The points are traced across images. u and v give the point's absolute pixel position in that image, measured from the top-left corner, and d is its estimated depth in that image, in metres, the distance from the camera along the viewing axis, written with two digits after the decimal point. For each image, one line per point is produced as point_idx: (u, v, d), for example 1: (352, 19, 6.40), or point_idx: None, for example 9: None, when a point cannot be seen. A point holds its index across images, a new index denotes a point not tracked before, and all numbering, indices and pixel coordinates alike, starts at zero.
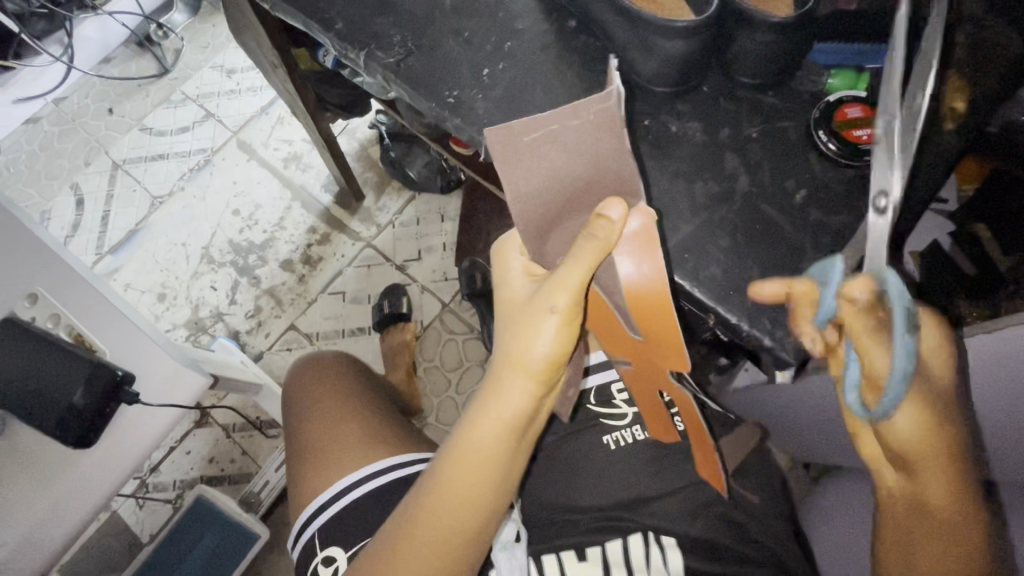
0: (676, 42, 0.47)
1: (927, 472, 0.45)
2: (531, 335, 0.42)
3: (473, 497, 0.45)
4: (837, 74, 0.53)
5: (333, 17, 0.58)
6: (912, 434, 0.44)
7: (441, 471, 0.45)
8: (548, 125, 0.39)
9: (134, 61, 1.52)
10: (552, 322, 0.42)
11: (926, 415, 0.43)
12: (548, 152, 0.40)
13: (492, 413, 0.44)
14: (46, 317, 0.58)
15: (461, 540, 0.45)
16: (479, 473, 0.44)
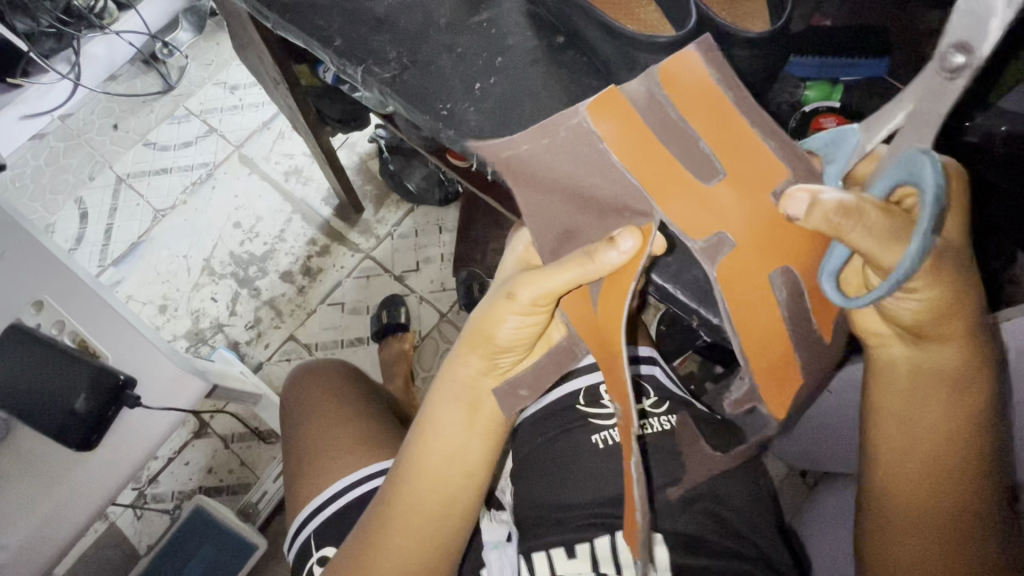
0: (658, 56, 0.49)
1: (932, 356, 0.45)
2: (491, 322, 0.48)
3: (442, 468, 0.52)
4: (812, 86, 0.55)
5: (332, 35, 0.60)
6: (914, 316, 0.42)
7: (422, 440, 0.52)
8: (534, 155, 0.43)
9: (140, 77, 1.56)
10: (514, 314, 0.47)
11: (933, 302, 0.41)
12: (541, 163, 0.43)
13: (456, 394, 0.51)
14: (52, 323, 0.60)
15: (437, 509, 0.52)
16: (444, 447, 0.52)
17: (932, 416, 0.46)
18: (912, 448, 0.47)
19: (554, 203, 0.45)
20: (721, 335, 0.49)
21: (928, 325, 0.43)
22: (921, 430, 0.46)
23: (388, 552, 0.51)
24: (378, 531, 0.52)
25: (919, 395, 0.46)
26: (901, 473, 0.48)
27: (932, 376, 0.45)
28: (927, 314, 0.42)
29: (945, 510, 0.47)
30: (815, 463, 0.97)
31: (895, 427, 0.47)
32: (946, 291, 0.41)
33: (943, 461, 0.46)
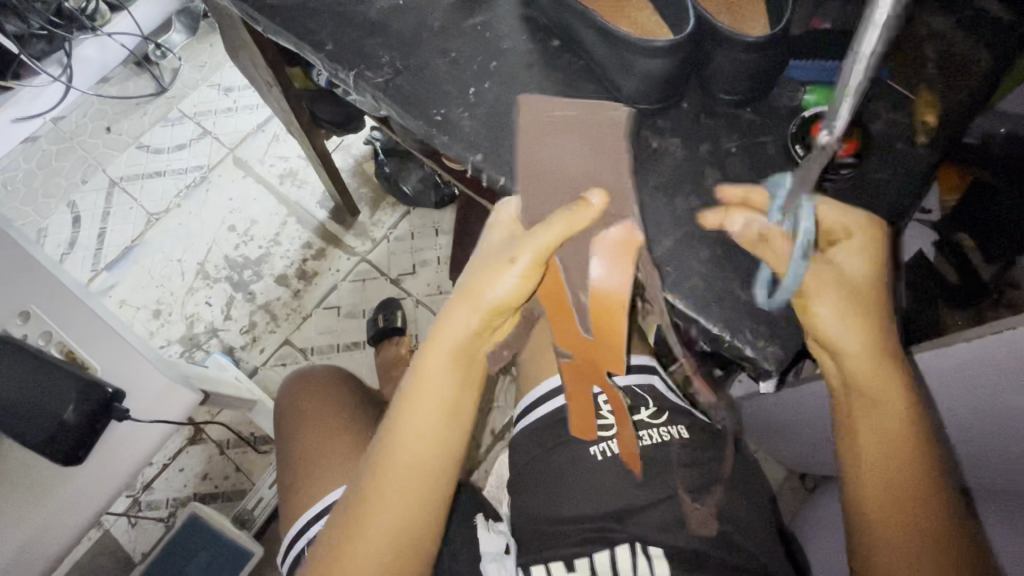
0: (656, 60, 0.48)
1: (870, 374, 0.46)
2: (486, 281, 0.47)
3: (430, 430, 0.49)
4: (812, 90, 0.53)
5: (324, 39, 0.59)
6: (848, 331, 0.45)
7: (407, 411, 0.49)
8: (565, 121, 0.48)
9: (133, 79, 1.55)
10: (512, 273, 0.46)
11: (854, 313, 0.45)
12: (557, 138, 0.48)
13: (448, 347, 0.49)
14: (39, 335, 0.58)
15: (424, 473, 0.49)
16: (433, 405, 0.49)
17: (886, 432, 0.46)
18: (880, 473, 0.47)
19: (553, 174, 0.47)
20: (720, 346, 0.48)
21: (864, 347, 0.45)
22: (884, 454, 0.46)
23: (379, 519, 0.48)
24: (354, 511, 0.49)
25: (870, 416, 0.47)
26: (877, 503, 0.47)
27: (873, 393, 0.46)
28: (857, 336, 0.45)
29: (928, 532, 0.46)
30: (816, 465, 0.96)
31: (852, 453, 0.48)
32: (863, 312, 0.45)
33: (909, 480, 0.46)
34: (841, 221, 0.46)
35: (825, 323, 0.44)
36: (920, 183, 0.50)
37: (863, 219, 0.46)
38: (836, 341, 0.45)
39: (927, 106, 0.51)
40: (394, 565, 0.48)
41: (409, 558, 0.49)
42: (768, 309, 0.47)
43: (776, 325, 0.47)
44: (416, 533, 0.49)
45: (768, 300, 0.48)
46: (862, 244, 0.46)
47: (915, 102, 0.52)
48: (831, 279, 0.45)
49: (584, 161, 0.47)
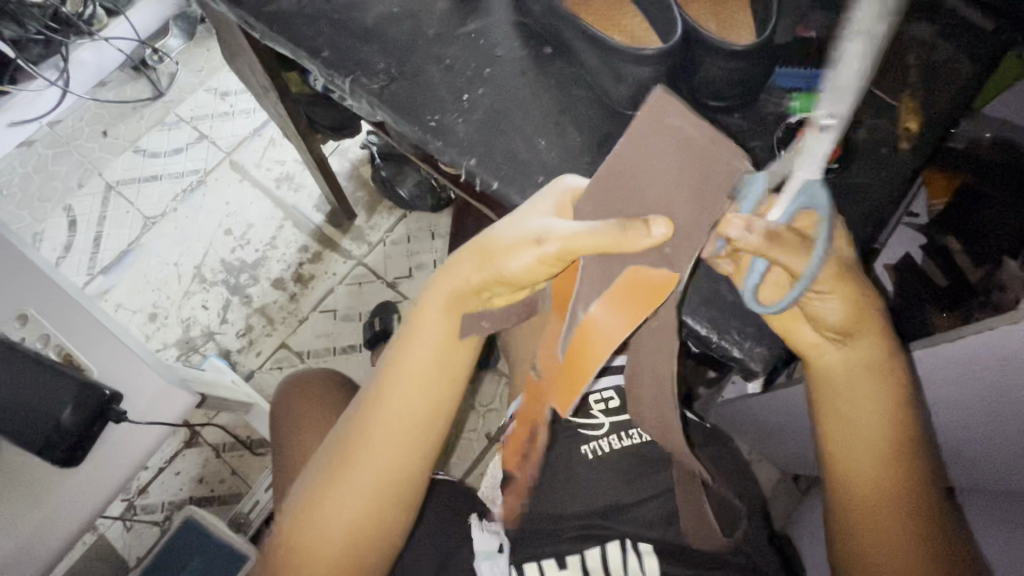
0: (645, 68, 0.49)
1: (856, 347, 0.48)
2: (506, 248, 0.44)
3: (421, 379, 0.50)
4: (797, 97, 0.54)
5: (320, 46, 0.60)
6: (840, 315, 0.46)
7: (404, 353, 0.50)
8: (680, 132, 0.39)
9: (130, 84, 1.57)
10: (532, 252, 0.42)
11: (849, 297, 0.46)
12: (666, 149, 0.39)
13: (444, 298, 0.48)
14: (36, 337, 0.60)
15: (412, 420, 0.50)
16: (424, 354, 0.50)
17: (867, 395, 0.48)
18: (857, 441, 0.49)
19: (630, 190, 0.41)
20: (707, 347, 0.49)
21: (853, 321, 0.46)
22: (862, 427, 0.49)
23: (365, 459, 0.50)
24: (345, 443, 0.51)
25: (852, 386, 0.48)
26: (852, 468, 0.49)
27: (861, 364, 0.48)
28: (853, 313, 0.46)
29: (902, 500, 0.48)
30: (809, 466, 0.97)
31: (832, 419, 0.50)
32: (861, 292, 0.46)
33: (885, 449, 0.48)
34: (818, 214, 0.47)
35: (820, 306, 0.46)
36: (903, 188, 0.51)
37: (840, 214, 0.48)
38: (833, 321, 0.47)
39: (911, 112, 0.53)
40: (378, 498, 0.51)
41: (395, 495, 0.51)
42: (752, 310, 0.49)
43: (760, 325, 0.48)
44: (402, 476, 0.51)
45: None
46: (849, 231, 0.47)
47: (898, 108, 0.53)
48: (835, 263, 0.44)
49: (675, 191, 0.40)
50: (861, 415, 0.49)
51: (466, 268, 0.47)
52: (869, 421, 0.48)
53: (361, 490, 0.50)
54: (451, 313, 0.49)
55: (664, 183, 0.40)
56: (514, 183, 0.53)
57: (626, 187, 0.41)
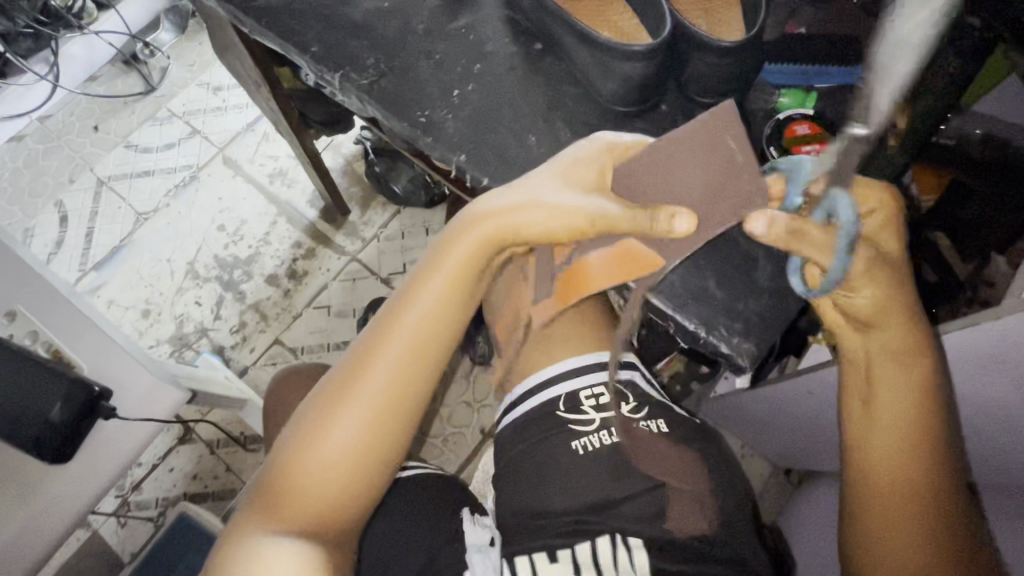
0: (634, 64, 0.49)
1: (895, 348, 0.45)
2: (538, 210, 0.45)
3: (437, 315, 0.50)
4: (787, 93, 0.55)
5: (309, 41, 0.60)
6: (870, 307, 0.44)
7: (428, 288, 0.50)
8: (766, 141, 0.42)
9: (121, 78, 1.54)
10: (568, 219, 0.44)
11: (880, 289, 0.43)
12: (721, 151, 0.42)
13: (487, 228, 0.47)
14: (24, 334, 0.59)
15: (422, 346, 0.50)
16: (448, 283, 0.50)
17: (897, 387, 0.46)
18: (884, 446, 0.47)
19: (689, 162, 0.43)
20: (695, 342, 0.49)
21: (881, 319, 0.44)
22: (888, 418, 0.46)
23: (374, 376, 0.50)
24: (354, 370, 0.50)
25: (886, 389, 0.46)
26: (879, 475, 0.47)
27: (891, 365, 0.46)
28: (888, 311, 0.44)
29: (925, 514, 0.46)
30: (802, 460, 0.97)
31: (863, 422, 0.48)
32: (897, 289, 0.44)
33: (911, 456, 0.46)
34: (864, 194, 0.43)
35: (857, 297, 0.44)
36: None
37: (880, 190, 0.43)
38: (867, 316, 0.44)
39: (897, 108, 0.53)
40: (376, 433, 0.50)
41: (393, 432, 0.51)
42: (742, 306, 0.49)
43: (751, 322, 0.48)
44: (402, 407, 0.50)
45: (742, 298, 0.49)
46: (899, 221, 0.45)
47: None
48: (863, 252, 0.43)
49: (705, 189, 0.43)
50: (888, 406, 0.46)
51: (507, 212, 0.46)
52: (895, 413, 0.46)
53: (363, 418, 0.49)
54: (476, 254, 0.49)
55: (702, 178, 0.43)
56: (504, 180, 0.53)
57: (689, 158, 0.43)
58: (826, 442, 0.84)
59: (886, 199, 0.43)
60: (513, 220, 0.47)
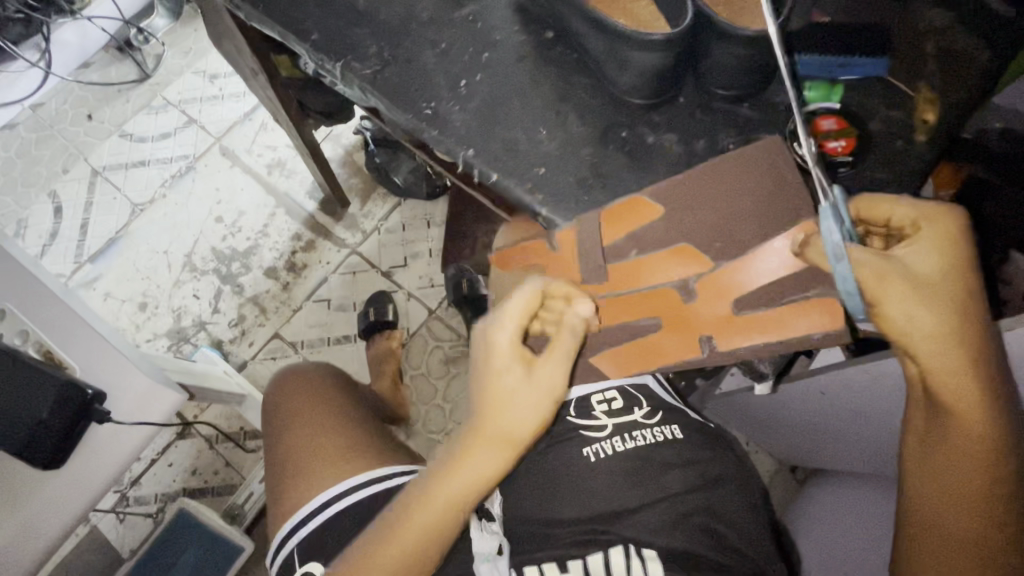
0: (651, 54, 0.47)
1: (949, 383, 0.43)
2: (510, 403, 0.48)
3: (449, 501, 0.49)
4: (811, 87, 0.53)
5: (308, 28, 0.57)
6: (923, 336, 0.41)
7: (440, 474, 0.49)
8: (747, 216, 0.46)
9: (114, 65, 1.50)
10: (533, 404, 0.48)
11: (929, 312, 0.41)
12: (767, 177, 0.47)
13: (493, 447, 0.48)
14: (15, 334, 0.57)
15: (420, 555, 0.49)
16: (468, 484, 0.48)
17: (957, 428, 0.44)
18: (943, 489, 0.46)
19: (702, 221, 0.47)
20: None
21: (931, 345, 0.42)
22: (952, 453, 0.45)
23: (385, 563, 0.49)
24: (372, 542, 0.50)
25: (946, 427, 0.45)
26: (938, 517, 0.47)
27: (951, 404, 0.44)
28: (929, 337, 0.41)
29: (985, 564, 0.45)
30: (808, 457, 0.96)
31: (921, 456, 0.47)
32: (937, 311, 0.41)
33: (969, 505, 0.45)
34: (906, 216, 0.43)
35: (893, 319, 0.41)
36: (915, 182, 0.49)
37: (942, 210, 0.43)
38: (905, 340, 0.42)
39: (927, 103, 0.51)
40: None
41: None
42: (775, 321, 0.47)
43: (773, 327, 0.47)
44: None
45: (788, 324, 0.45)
46: (932, 235, 0.42)
47: (914, 99, 0.51)
48: (881, 268, 0.41)
49: (759, 218, 0.46)
50: (952, 441, 0.45)
51: (509, 401, 0.48)
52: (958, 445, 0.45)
53: None
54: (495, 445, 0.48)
55: (750, 202, 0.47)
56: (514, 174, 0.51)
57: (704, 223, 0.47)
58: (836, 441, 0.82)
59: (944, 227, 0.42)
60: (512, 431, 0.48)
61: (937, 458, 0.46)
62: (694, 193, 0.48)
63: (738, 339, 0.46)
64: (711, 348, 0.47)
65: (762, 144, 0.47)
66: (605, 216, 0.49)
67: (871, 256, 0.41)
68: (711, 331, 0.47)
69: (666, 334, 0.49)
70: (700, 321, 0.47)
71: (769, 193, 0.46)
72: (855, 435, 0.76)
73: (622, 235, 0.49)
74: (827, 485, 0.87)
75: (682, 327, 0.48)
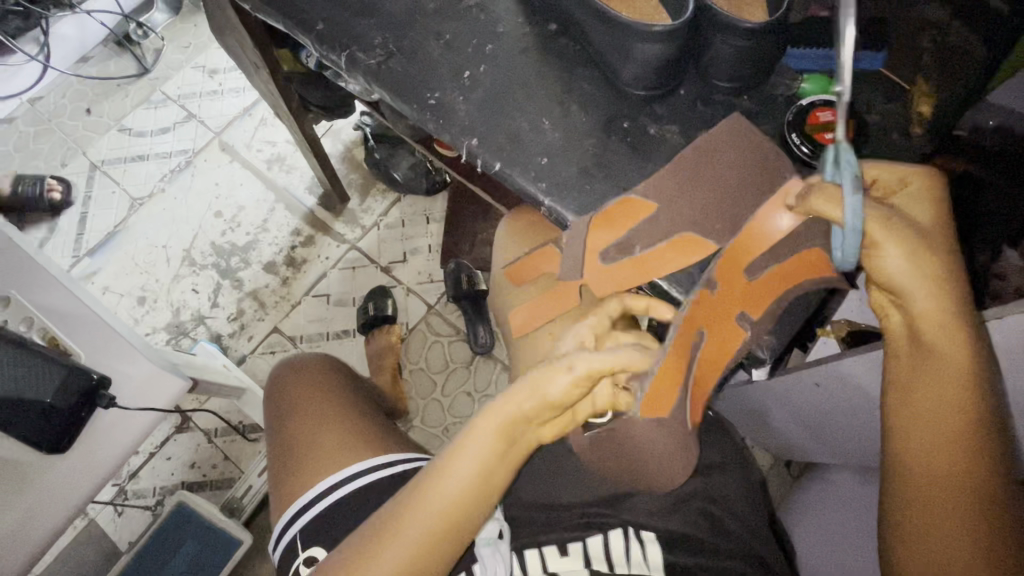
0: (654, 45, 0.47)
1: (939, 331, 0.43)
2: (543, 379, 0.46)
3: (454, 495, 0.47)
4: (809, 79, 0.53)
5: (313, 19, 0.57)
6: (913, 277, 0.42)
7: (445, 470, 0.47)
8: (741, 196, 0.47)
9: (113, 60, 1.49)
10: (567, 378, 0.45)
11: (918, 254, 0.42)
12: (750, 149, 0.47)
13: (494, 427, 0.47)
14: (20, 320, 0.57)
15: (428, 554, 0.47)
16: (474, 476, 0.47)
17: (946, 383, 0.44)
18: (930, 443, 0.45)
19: (695, 209, 0.47)
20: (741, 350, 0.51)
21: (920, 286, 0.42)
22: (939, 407, 0.44)
23: (389, 555, 0.46)
24: (372, 540, 0.47)
25: (934, 381, 0.44)
26: (927, 474, 0.45)
27: (938, 353, 0.44)
28: (924, 278, 0.42)
29: (979, 523, 0.44)
30: (803, 451, 0.97)
31: (906, 412, 0.46)
32: (931, 255, 0.42)
33: (961, 464, 0.44)
34: (895, 171, 0.45)
35: (888, 262, 0.42)
36: None
37: (924, 171, 0.45)
38: (900, 285, 0.43)
39: (924, 97, 0.52)
40: None
41: None
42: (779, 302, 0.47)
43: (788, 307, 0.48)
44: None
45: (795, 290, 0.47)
46: (921, 189, 0.45)
47: (911, 93, 0.52)
48: (880, 214, 0.42)
49: (749, 191, 0.47)
50: (938, 392, 0.44)
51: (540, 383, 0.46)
52: (945, 397, 0.44)
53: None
54: (502, 433, 0.47)
55: (740, 176, 0.47)
56: (518, 165, 0.51)
57: (697, 209, 0.47)
58: (831, 435, 0.83)
59: (929, 182, 0.45)
60: (513, 411, 0.47)
61: (923, 413, 0.45)
62: (683, 178, 0.48)
63: (765, 302, 0.47)
64: (749, 321, 0.47)
65: (734, 122, 0.48)
66: (598, 217, 0.49)
67: (873, 207, 0.43)
68: (740, 305, 0.47)
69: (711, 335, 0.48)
70: (724, 302, 0.47)
71: (756, 165, 0.47)
72: (849, 427, 0.77)
73: (616, 233, 0.49)
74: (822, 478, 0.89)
75: (716, 317, 0.47)
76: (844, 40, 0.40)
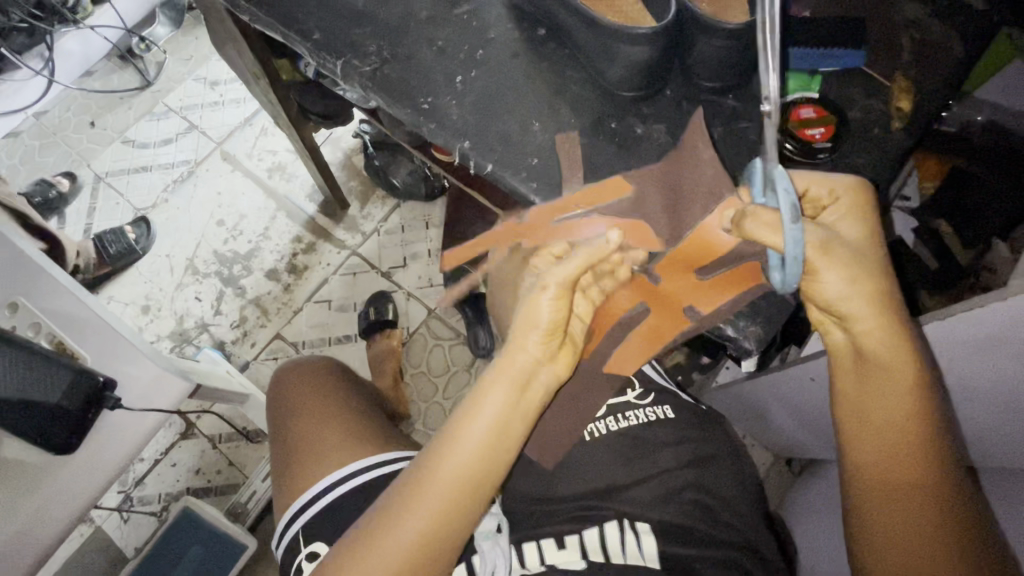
0: (639, 48, 0.49)
1: (881, 345, 0.45)
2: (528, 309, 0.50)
3: (476, 455, 0.48)
4: (792, 78, 0.55)
5: (310, 28, 0.59)
6: (842, 296, 0.44)
7: (468, 435, 0.48)
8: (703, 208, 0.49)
9: (116, 73, 1.53)
10: (546, 297, 0.49)
11: (853, 276, 0.43)
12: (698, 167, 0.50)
13: (509, 384, 0.49)
14: (28, 326, 0.59)
15: (450, 518, 0.47)
16: (495, 432, 0.48)
17: (890, 392, 0.46)
18: (886, 448, 0.46)
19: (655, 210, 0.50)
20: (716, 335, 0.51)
21: (850, 305, 0.44)
22: (887, 416, 0.46)
23: (412, 519, 0.47)
24: (388, 513, 0.48)
25: (883, 390, 0.46)
26: (886, 477, 0.46)
27: (882, 363, 0.46)
28: (862, 298, 0.44)
29: (944, 524, 0.44)
30: (803, 449, 0.98)
31: (860, 422, 0.47)
32: (867, 275, 0.43)
33: (922, 477, 0.45)
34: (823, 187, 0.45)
35: (824, 285, 0.44)
36: (895, 168, 0.51)
37: (853, 185, 0.45)
38: (842, 306, 0.44)
39: (902, 92, 0.53)
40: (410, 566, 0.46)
41: (428, 559, 0.47)
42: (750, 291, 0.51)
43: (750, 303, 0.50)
44: (435, 549, 0.47)
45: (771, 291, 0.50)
46: (850, 205, 0.45)
47: (890, 89, 0.53)
48: (823, 238, 0.43)
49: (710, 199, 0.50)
50: (886, 399, 0.46)
51: (525, 339, 0.50)
52: (894, 404, 0.46)
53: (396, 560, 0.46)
54: (516, 386, 0.49)
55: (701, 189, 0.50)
56: (509, 166, 0.53)
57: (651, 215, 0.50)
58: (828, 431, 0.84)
59: (854, 194, 0.45)
60: (525, 364, 0.50)
61: (877, 421, 0.46)
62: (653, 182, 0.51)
63: (715, 299, 0.50)
64: (696, 315, 0.51)
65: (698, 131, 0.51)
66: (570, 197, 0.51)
67: (812, 231, 0.43)
68: (690, 300, 0.51)
69: (657, 315, 0.54)
70: (674, 294, 0.52)
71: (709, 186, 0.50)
72: None
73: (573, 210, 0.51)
74: (821, 474, 0.90)
75: (664, 303, 0.53)
76: (765, 59, 0.38)
